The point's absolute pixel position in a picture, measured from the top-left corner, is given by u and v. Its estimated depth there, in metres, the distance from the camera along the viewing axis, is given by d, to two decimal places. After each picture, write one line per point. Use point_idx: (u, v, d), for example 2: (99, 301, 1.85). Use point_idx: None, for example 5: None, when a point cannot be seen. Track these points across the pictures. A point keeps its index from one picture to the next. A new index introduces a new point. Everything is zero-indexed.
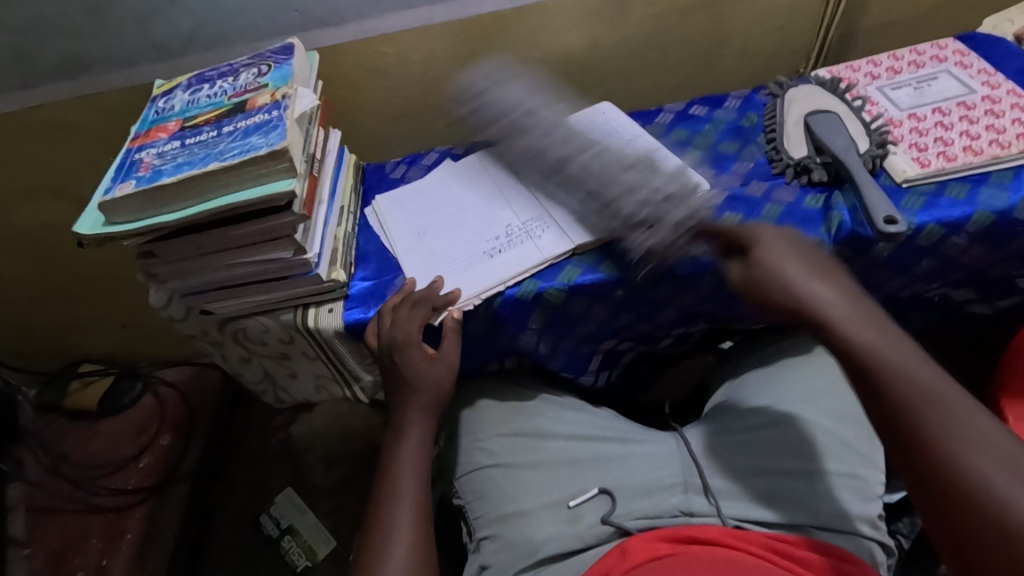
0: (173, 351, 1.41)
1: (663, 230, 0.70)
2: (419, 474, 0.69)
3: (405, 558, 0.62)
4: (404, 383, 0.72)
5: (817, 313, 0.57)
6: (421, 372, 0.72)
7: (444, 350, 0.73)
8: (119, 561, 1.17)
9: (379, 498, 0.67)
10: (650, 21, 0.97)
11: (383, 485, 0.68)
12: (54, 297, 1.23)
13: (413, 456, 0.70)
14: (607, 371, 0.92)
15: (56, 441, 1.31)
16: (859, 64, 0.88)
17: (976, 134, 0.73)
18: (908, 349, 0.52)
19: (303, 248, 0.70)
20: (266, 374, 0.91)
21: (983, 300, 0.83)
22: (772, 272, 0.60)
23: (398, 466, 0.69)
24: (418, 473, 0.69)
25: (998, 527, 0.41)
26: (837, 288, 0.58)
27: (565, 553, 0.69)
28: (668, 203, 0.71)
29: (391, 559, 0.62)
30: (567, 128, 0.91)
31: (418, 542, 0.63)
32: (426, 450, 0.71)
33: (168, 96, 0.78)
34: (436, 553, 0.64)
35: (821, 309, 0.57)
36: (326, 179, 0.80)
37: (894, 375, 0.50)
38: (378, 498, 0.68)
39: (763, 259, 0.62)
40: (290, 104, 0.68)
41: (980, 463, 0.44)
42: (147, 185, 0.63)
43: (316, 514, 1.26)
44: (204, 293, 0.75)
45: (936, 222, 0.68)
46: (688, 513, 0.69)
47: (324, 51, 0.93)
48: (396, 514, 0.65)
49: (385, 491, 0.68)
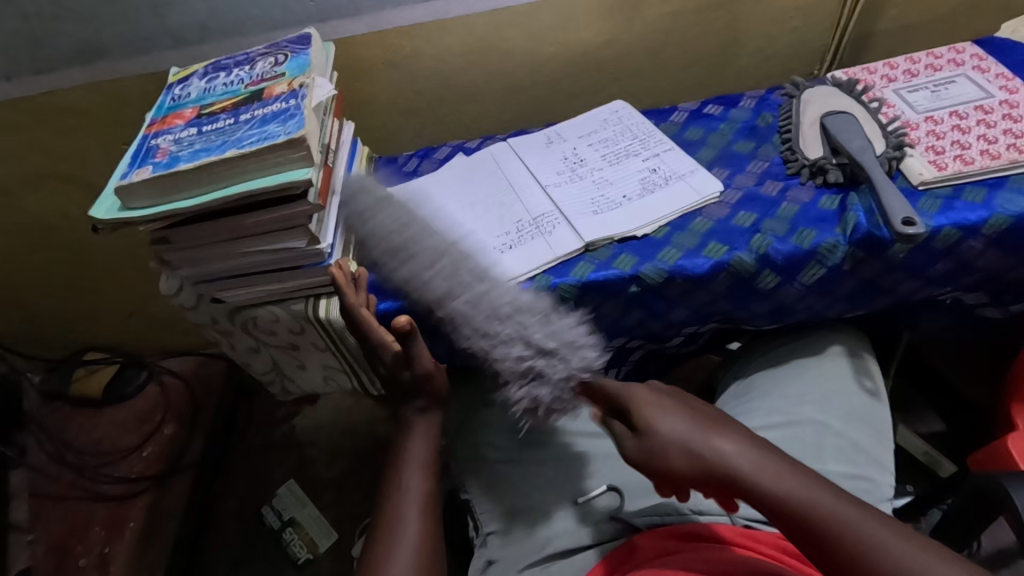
0: (177, 342, 1.41)
1: (541, 391, 0.64)
2: (426, 470, 0.68)
3: (409, 555, 0.61)
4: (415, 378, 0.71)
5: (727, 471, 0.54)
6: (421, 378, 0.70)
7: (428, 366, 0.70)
8: (120, 549, 1.16)
9: (386, 492, 0.67)
10: (665, 19, 0.97)
11: (391, 478, 0.68)
12: (62, 284, 1.23)
13: (422, 451, 0.69)
14: (616, 370, 0.91)
15: (60, 427, 1.31)
16: (875, 66, 0.88)
17: (994, 138, 0.73)
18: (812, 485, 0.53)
19: (316, 238, 0.70)
20: (274, 364, 0.91)
21: (995, 306, 0.82)
22: (673, 435, 0.57)
23: (405, 461, 0.68)
24: (426, 466, 0.68)
25: None
26: (733, 435, 0.57)
27: (574, 549, 0.69)
28: (555, 357, 0.64)
29: (397, 552, 0.61)
30: (579, 126, 0.91)
31: (423, 537, 0.63)
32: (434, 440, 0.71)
33: (184, 83, 0.78)
34: (440, 550, 0.63)
35: (728, 463, 0.55)
36: (340, 170, 0.80)
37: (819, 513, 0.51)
38: (386, 491, 0.67)
39: (658, 418, 0.58)
40: (307, 94, 0.68)
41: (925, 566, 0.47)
42: (164, 171, 0.63)
43: (317, 507, 1.26)
44: (216, 281, 0.75)
45: (953, 225, 0.68)
46: (698, 512, 0.69)
47: (339, 41, 0.93)
48: (403, 508, 0.65)
49: (391, 486, 0.67)
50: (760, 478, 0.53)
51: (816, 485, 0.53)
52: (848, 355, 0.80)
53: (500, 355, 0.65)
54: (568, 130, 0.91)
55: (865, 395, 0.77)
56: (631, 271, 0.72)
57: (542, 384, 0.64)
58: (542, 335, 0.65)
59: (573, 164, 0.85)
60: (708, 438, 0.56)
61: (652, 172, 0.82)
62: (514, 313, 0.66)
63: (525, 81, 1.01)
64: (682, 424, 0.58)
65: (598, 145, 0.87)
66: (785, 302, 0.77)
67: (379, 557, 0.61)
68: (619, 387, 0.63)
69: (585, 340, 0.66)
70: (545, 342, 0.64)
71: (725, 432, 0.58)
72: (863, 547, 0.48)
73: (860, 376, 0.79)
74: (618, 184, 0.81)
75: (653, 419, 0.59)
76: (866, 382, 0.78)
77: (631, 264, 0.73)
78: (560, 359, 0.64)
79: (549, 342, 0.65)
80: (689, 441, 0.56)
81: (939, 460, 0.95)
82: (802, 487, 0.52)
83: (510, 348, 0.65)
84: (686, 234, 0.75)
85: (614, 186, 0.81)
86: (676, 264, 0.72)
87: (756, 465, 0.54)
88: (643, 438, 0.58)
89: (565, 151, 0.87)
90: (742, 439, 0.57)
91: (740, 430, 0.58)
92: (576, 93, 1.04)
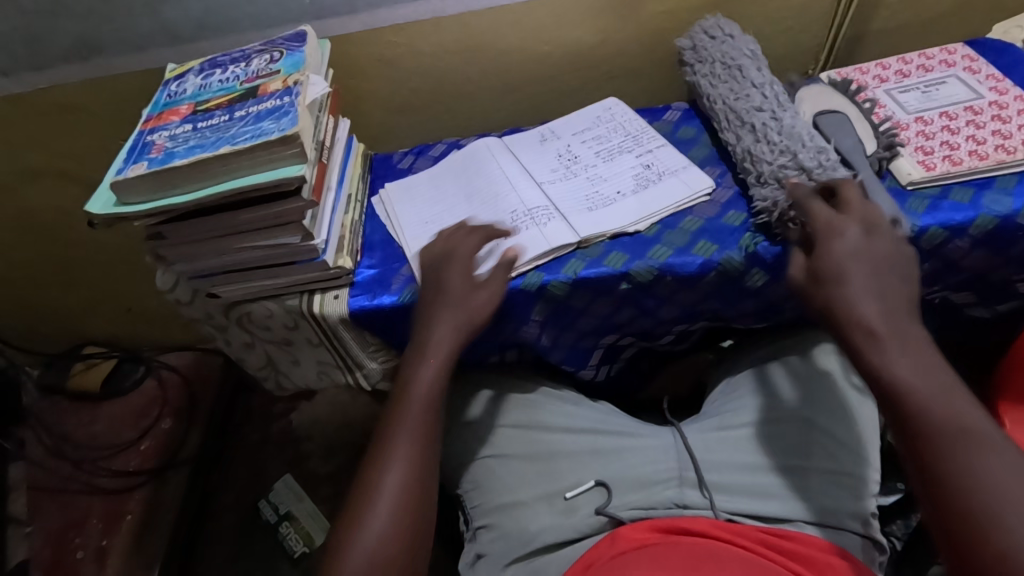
0: (177, 337, 1.42)
1: (782, 194, 0.69)
2: (429, 405, 0.66)
3: (390, 509, 0.60)
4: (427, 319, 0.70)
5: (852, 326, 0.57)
6: (468, 296, 0.70)
7: (494, 271, 0.71)
8: (119, 541, 1.18)
9: (389, 418, 0.66)
10: (661, 18, 0.98)
11: (398, 400, 0.67)
12: (60, 278, 1.24)
13: (431, 377, 0.67)
14: (608, 366, 0.93)
15: (57, 420, 1.33)
16: (867, 67, 0.88)
17: (982, 138, 0.74)
18: (937, 375, 0.54)
19: (310, 234, 0.71)
20: (269, 359, 0.91)
21: (983, 306, 0.82)
22: (823, 280, 0.60)
23: (413, 387, 0.67)
24: (428, 403, 0.67)
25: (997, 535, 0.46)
26: (885, 302, 0.58)
27: (560, 543, 0.70)
28: (818, 171, 0.69)
29: (382, 496, 0.61)
30: (573, 123, 0.92)
31: (407, 487, 0.62)
32: (446, 376, 0.68)
33: (180, 79, 0.78)
34: (427, 501, 0.63)
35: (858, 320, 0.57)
36: (334, 166, 0.81)
37: (948, 434, 0.51)
38: (385, 425, 0.66)
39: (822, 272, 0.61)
40: (302, 91, 0.68)
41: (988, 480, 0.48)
42: (159, 166, 0.63)
43: (313, 501, 1.25)
44: (212, 277, 0.76)
45: (939, 225, 0.69)
46: (681, 505, 0.71)
47: (335, 39, 0.94)
48: (398, 434, 0.64)
49: (397, 412, 0.66)
50: (877, 345, 0.56)
51: (932, 371, 0.54)
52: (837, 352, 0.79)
53: (766, 161, 0.72)
54: (562, 127, 0.92)
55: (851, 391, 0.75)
56: (621, 269, 0.73)
57: (781, 190, 0.69)
58: (810, 157, 0.70)
59: (567, 161, 0.86)
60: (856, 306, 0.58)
61: (646, 168, 0.82)
62: (799, 138, 0.73)
63: (520, 79, 1.01)
64: (861, 277, 0.59)
65: (591, 142, 0.88)
66: (773, 300, 0.78)
67: (365, 501, 0.61)
68: (818, 213, 0.64)
69: (836, 165, 0.70)
70: (810, 162, 0.70)
71: (897, 313, 0.57)
72: (932, 433, 0.51)
73: (846, 372, 0.77)
74: (612, 180, 0.81)
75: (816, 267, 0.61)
76: (853, 378, 0.76)
77: (622, 261, 0.73)
78: (818, 176, 0.69)
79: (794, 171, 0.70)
80: (837, 306, 0.59)
81: None
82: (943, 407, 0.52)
83: (779, 158, 0.71)
84: (676, 232, 0.76)
85: (608, 182, 0.81)
86: (667, 262, 0.73)
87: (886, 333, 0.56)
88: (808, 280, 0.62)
89: (559, 149, 0.88)
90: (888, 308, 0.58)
91: (900, 302, 0.58)
92: (572, 90, 1.04)
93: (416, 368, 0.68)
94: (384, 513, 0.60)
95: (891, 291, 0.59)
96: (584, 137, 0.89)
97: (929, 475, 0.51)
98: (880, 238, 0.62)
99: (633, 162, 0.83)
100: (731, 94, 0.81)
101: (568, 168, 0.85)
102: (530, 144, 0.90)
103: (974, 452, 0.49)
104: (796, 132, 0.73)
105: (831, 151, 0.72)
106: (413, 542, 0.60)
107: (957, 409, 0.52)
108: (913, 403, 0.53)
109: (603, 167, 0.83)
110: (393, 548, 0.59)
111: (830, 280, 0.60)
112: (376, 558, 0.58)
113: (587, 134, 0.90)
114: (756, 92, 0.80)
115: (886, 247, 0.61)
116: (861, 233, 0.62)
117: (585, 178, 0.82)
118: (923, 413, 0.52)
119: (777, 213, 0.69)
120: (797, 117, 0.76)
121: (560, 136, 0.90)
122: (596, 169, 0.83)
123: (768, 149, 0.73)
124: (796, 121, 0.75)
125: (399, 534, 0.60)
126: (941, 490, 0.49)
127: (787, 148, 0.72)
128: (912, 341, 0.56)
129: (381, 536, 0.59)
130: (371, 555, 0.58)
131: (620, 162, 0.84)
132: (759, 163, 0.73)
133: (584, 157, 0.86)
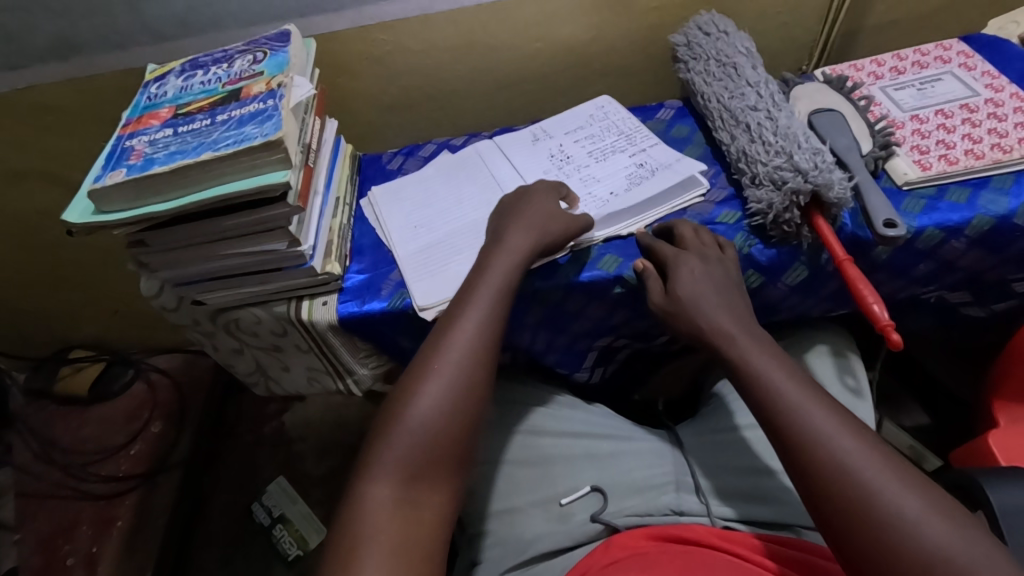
0: (165, 339, 1.40)
1: (777, 195, 0.68)
2: (499, 303, 0.64)
3: (442, 392, 0.58)
4: (496, 239, 0.70)
5: (719, 341, 0.62)
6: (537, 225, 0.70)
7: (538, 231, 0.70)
8: (108, 548, 1.18)
9: (451, 310, 0.64)
10: (653, 15, 0.96)
11: (460, 294, 0.65)
12: (44, 282, 1.22)
13: (499, 281, 0.65)
14: (602, 369, 0.92)
15: (46, 427, 1.33)
16: (862, 63, 0.87)
17: (978, 137, 0.73)
18: (786, 366, 0.59)
19: (297, 240, 0.69)
20: (258, 365, 0.89)
21: (980, 305, 0.81)
22: (686, 304, 0.64)
23: (479, 286, 0.65)
24: (495, 305, 0.64)
25: (865, 494, 0.49)
26: (733, 311, 0.63)
27: (556, 551, 0.70)
28: (814, 170, 0.67)
29: (426, 386, 0.58)
30: (565, 122, 0.91)
31: (457, 377, 0.59)
32: (512, 279, 0.66)
33: (160, 81, 0.76)
34: (479, 393, 0.60)
35: (721, 330, 0.62)
36: (321, 169, 0.79)
37: (808, 418, 0.54)
38: (443, 320, 0.64)
39: (686, 295, 0.65)
40: (285, 94, 0.67)
41: (845, 447, 0.51)
42: (138, 174, 0.61)
43: (306, 503, 1.23)
44: (196, 284, 0.74)
45: (935, 226, 0.68)
46: (678, 512, 0.69)
47: (321, 37, 0.92)
48: (454, 331, 0.62)
49: (456, 308, 0.64)
50: (736, 346, 0.61)
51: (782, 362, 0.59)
52: (832, 354, 0.79)
53: (761, 162, 0.71)
54: (554, 126, 0.90)
55: (846, 393, 0.75)
56: (615, 273, 0.72)
57: (776, 191, 0.68)
58: (805, 158, 0.68)
59: (560, 161, 0.84)
60: (718, 322, 0.62)
61: (639, 167, 0.80)
62: (795, 139, 0.71)
63: (513, 76, 1.00)
64: (711, 297, 0.64)
65: (584, 141, 0.87)
66: (767, 301, 0.76)
67: (410, 386, 0.59)
68: (672, 257, 0.68)
69: (835, 167, 0.68)
70: (805, 162, 0.68)
71: (745, 321, 0.63)
72: (797, 419, 0.54)
73: (842, 374, 0.77)
74: (604, 180, 0.79)
75: (676, 289, 0.65)
76: (848, 380, 0.76)
77: (616, 265, 0.72)
78: (814, 175, 0.67)
79: (787, 173, 0.68)
80: (704, 324, 0.63)
81: (924, 454, 0.95)
82: (844, 440, 0.52)
83: (773, 159, 0.70)
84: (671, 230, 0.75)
85: (600, 183, 0.79)
86: None
87: (742, 335, 0.61)
88: (670, 300, 0.66)
89: (551, 149, 0.86)
90: (736, 315, 0.63)
91: (740, 308, 0.64)
92: (565, 87, 1.03)
93: (483, 277, 0.66)
94: (430, 401, 0.57)
95: (734, 305, 0.64)
96: (577, 136, 0.88)
97: (800, 457, 0.53)
98: (714, 265, 0.67)
99: (625, 161, 0.82)
100: (725, 93, 0.80)
101: (560, 169, 0.83)
102: (523, 144, 0.88)
103: (830, 427, 0.53)
104: (790, 132, 0.72)
105: (826, 151, 0.70)
106: (460, 433, 0.57)
107: (801, 390, 0.56)
108: (770, 390, 0.57)
109: (596, 167, 0.82)
110: (437, 435, 0.56)
111: (695, 313, 0.64)
112: (420, 441, 0.55)
113: (581, 134, 0.88)
114: (750, 92, 0.79)
115: (727, 263, 0.68)
116: (701, 258, 0.67)
117: (577, 178, 0.81)
118: (783, 395, 0.56)
119: (773, 216, 0.69)
120: (793, 117, 0.74)
121: (552, 136, 0.88)
122: (588, 170, 0.82)
123: (761, 151, 0.71)
124: (791, 121, 0.73)
125: (446, 422, 0.57)
126: (812, 470, 0.51)
127: (783, 149, 0.70)
128: (761, 341, 0.61)
129: (423, 421, 0.56)
130: (415, 438, 0.55)
131: (612, 161, 0.82)
132: (755, 164, 0.71)
133: (576, 158, 0.84)
